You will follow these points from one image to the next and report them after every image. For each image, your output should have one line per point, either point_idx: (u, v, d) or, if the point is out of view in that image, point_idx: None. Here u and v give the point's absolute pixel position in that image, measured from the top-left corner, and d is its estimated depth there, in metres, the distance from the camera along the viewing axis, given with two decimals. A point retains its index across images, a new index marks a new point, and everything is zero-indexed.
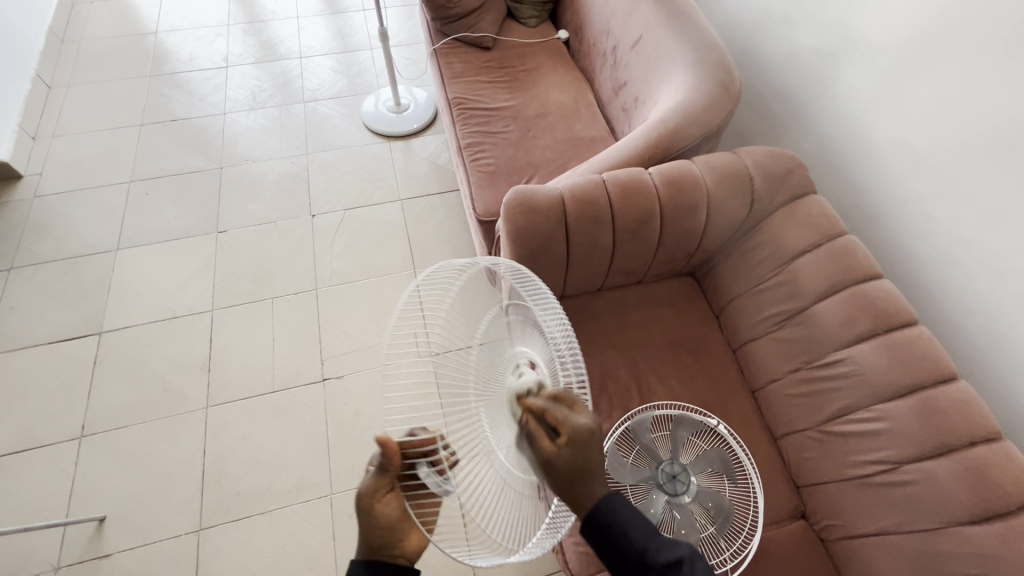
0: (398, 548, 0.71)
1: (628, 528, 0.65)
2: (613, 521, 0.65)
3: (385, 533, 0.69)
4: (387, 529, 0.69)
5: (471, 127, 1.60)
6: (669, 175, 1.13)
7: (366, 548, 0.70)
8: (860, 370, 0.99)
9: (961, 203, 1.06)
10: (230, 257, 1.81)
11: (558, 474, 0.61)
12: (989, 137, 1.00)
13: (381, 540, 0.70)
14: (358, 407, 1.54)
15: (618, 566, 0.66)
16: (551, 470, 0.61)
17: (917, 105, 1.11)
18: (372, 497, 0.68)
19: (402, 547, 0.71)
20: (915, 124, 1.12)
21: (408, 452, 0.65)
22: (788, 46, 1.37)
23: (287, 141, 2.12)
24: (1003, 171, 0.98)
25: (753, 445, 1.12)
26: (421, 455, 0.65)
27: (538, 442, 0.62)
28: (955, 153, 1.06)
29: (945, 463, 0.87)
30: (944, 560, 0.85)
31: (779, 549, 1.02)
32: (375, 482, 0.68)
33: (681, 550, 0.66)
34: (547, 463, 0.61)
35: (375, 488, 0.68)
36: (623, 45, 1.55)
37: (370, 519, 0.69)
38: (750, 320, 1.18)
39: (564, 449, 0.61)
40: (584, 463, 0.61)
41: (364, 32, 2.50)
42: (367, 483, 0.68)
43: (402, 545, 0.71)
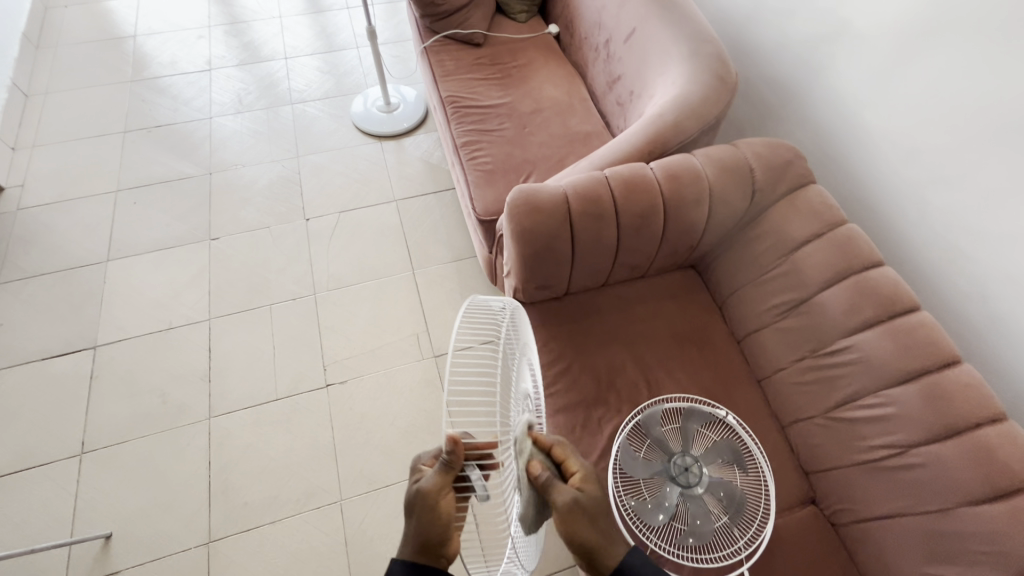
0: (444, 549, 0.70)
1: None
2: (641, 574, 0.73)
3: (441, 531, 0.69)
4: (445, 525, 0.69)
5: (466, 125, 1.59)
6: (670, 169, 1.13)
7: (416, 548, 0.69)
8: (866, 357, 1.01)
9: (957, 189, 1.07)
10: (224, 265, 1.78)
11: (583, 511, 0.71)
12: (984, 122, 1.01)
13: (434, 541, 0.69)
14: (363, 413, 1.52)
15: None
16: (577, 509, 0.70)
17: (912, 91, 1.12)
18: (438, 493, 0.69)
19: (447, 548, 0.71)
20: (909, 110, 1.13)
21: (469, 452, 0.70)
22: (780, 35, 1.38)
23: (276, 144, 2.09)
24: (997, 155, 1.00)
25: (762, 435, 1.13)
26: (475, 457, 0.71)
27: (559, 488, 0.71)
28: (950, 138, 1.07)
29: (952, 445, 0.89)
30: (956, 540, 0.87)
31: (791, 534, 1.04)
32: (442, 479, 0.69)
33: None
34: (575, 501, 0.70)
35: (441, 484, 0.69)
36: (616, 38, 1.54)
37: (431, 517, 0.68)
38: (754, 310, 1.19)
39: (580, 485, 0.74)
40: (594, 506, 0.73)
41: (348, 31, 2.46)
42: (433, 480, 0.69)
43: (449, 546, 0.71)
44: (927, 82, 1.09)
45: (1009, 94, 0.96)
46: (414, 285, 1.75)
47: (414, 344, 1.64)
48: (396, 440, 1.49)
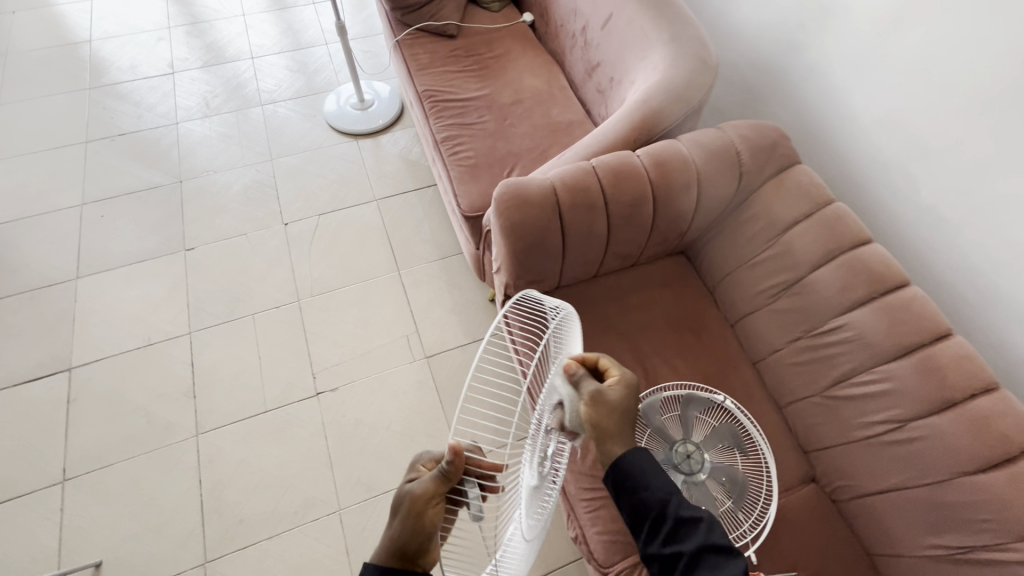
0: (421, 559, 0.68)
1: (650, 482, 0.71)
2: (637, 472, 0.71)
3: (422, 539, 0.68)
4: (427, 532, 0.68)
5: (445, 120, 1.56)
6: (658, 157, 1.12)
7: (393, 552, 0.67)
8: (860, 336, 1.01)
9: (942, 161, 1.08)
10: (202, 276, 1.72)
11: (607, 407, 0.69)
12: (966, 95, 1.02)
13: (411, 548, 0.67)
14: (357, 420, 1.49)
15: (635, 512, 0.72)
16: (602, 401, 0.69)
17: (892, 67, 1.12)
18: (427, 500, 0.68)
19: (423, 560, 0.69)
20: (891, 86, 1.14)
21: (470, 468, 0.72)
22: (757, 16, 1.37)
23: (248, 148, 2.02)
24: (982, 128, 1.00)
25: (760, 417, 1.14)
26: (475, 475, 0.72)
27: (586, 381, 0.70)
28: (934, 112, 1.07)
29: (949, 418, 0.90)
30: (959, 510, 0.88)
31: (794, 514, 1.05)
32: (434, 487, 0.69)
33: (701, 510, 0.70)
34: (600, 395, 0.69)
35: (432, 492, 0.69)
36: (593, 25, 1.52)
37: (415, 524, 0.67)
38: (747, 293, 1.18)
39: (612, 387, 0.71)
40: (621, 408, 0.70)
41: (316, 27, 2.39)
42: (426, 486, 0.69)
43: (427, 557, 0.69)
44: (907, 56, 1.09)
45: (991, 65, 0.97)
46: (401, 285, 1.72)
47: (405, 346, 1.61)
48: (393, 445, 1.46)
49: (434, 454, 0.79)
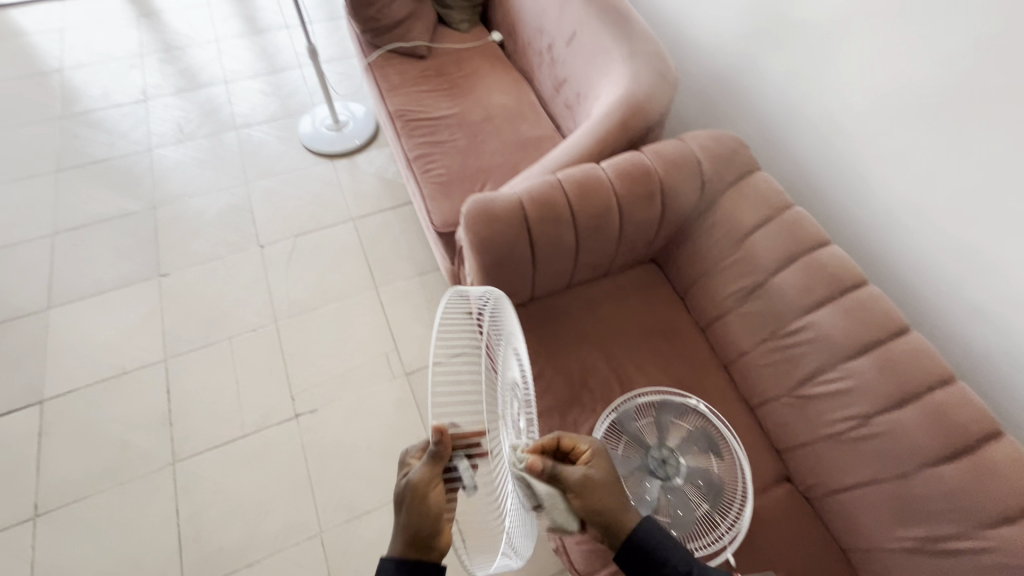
0: (436, 541, 0.70)
1: (665, 554, 0.75)
2: (653, 550, 0.75)
3: (434, 522, 0.69)
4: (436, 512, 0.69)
5: (417, 138, 1.58)
6: (622, 168, 1.15)
7: (408, 539, 0.69)
8: (822, 335, 1.04)
9: (889, 165, 1.12)
10: (177, 302, 1.71)
11: (598, 489, 0.72)
12: (905, 102, 1.06)
13: (424, 531, 0.69)
14: (337, 440, 1.48)
15: None
16: (591, 483, 0.72)
17: (835, 76, 1.17)
18: (427, 485, 0.68)
19: (438, 541, 0.70)
20: (836, 95, 1.18)
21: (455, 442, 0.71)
22: (712, 30, 1.42)
23: (223, 171, 2.02)
24: (921, 133, 1.05)
25: (733, 419, 1.16)
26: (462, 447, 0.72)
27: (569, 467, 0.72)
28: (876, 118, 1.12)
29: (909, 411, 0.93)
30: (925, 501, 0.90)
31: (769, 514, 1.06)
32: (429, 472, 0.69)
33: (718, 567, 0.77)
34: (589, 475, 0.72)
35: (429, 477, 0.69)
36: (558, 42, 1.56)
37: (422, 509, 0.68)
38: (714, 298, 1.21)
39: (589, 462, 0.74)
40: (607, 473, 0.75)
41: (290, 50, 2.42)
42: (422, 473, 0.68)
43: (441, 538, 0.70)
44: (847, 66, 1.14)
45: (924, 75, 1.02)
46: (379, 303, 1.72)
47: (385, 364, 1.61)
48: (373, 464, 1.45)
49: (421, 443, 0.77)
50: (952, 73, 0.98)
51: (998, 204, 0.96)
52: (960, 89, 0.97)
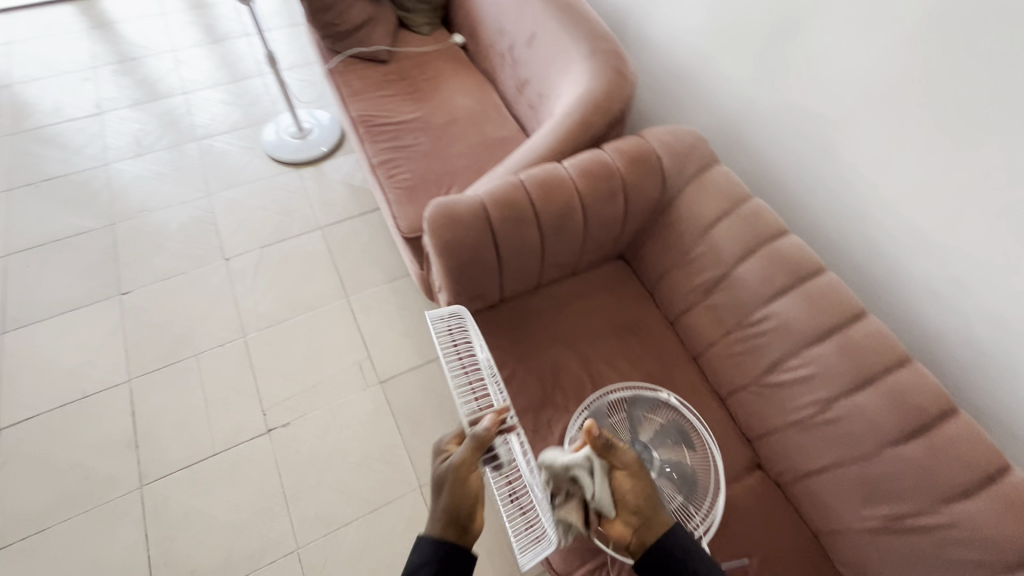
0: (471, 526, 0.74)
1: (696, 555, 0.77)
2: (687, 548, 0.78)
3: (469, 504, 0.73)
4: (472, 494, 0.74)
5: (381, 144, 1.56)
6: (583, 166, 1.15)
7: (445, 521, 0.72)
8: (784, 324, 1.06)
9: (843, 155, 1.15)
10: (140, 320, 1.65)
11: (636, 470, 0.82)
12: (857, 95, 1.08)
13: (461, 514, 0.73)
14: (311, 453, 1.46)
15: None
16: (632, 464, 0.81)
17: (789, 71, 1.19)
18: (467, 466, 0.75)
19: (472, 525, 0.74)
20: (790, 89, 1.20)
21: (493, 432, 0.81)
22: (668, 27, 1.44)
23: (184, 184, 1.97)
24: (875, 125, 1.07)
25: (704, 410, 1.17)
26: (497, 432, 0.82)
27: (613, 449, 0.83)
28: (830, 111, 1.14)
29: (869, 394, 0.95)
30: (886, 481, 0.93)
31: (742, 502, 1.08)
32: (470, 455, 0.75)
33: None
34: (630, 456, 0.82)
35: (470, 460, 0.75)
36: (519, 43, 1.56)
37: (462, 489, 0.73)
38: (680, 292, 1.22)
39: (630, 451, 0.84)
40: (637, 465, 0.82)
41: (250, 58, 2.37)
42: (462, 454, 0.74)
43: (475, 522, 0.74)
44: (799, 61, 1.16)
45: (875, 67, 1.03)
46: (350, 311, 1.70)
47: (358, 373, 1.58)
48: (349, 476, 1.43)
49: (455, 432, 0.83)
50: (901, 64, 0.99)
51: (949, 189, 0.99)
52: (908, 79, 0.99)
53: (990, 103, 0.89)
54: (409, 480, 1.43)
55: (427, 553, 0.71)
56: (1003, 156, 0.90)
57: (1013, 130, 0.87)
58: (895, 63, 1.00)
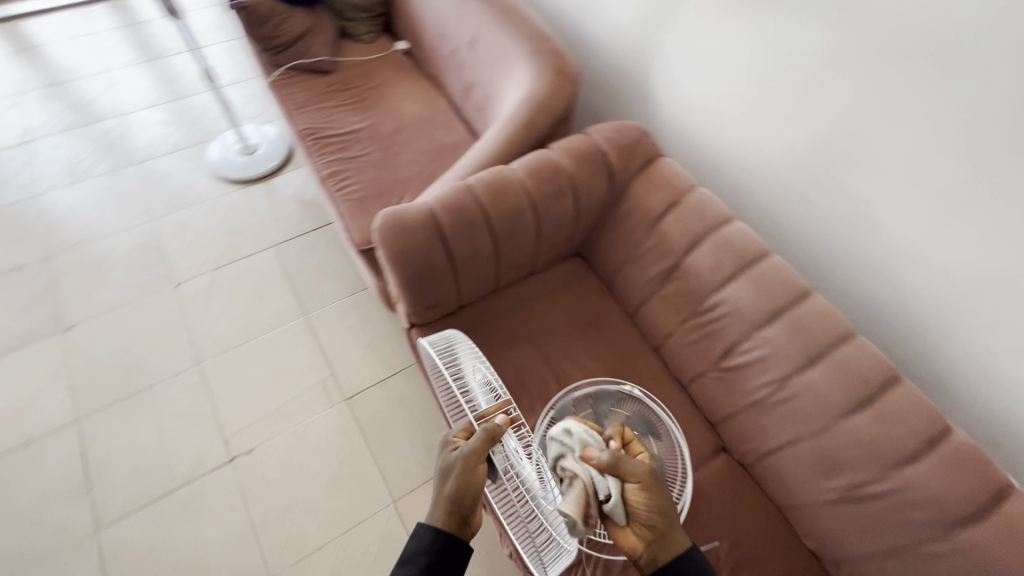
0: (470, 520, 0.76)
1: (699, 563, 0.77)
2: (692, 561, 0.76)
3: (472, 498, 0.75)
4: (473, 493, 0.75)
5: (328, 156, 1.53)
6: (531, 167, 1.15)
7: (448, 513, 0.75)
8: (736, 308, 1.08)
9: (797, 147, 1.14)
10: (85, 356, 1.57)
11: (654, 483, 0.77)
12: (818, 90, 1.05)
13: (465, 507, 0.75)
14: (278, 477, 1.41)
15: None
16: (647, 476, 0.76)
17: (745, 65, 1.16)
18: (475, 459, 0.75)
19: (472, 518, 0.77)
20: (747, 83, 1.18)
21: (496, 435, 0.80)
22: (606, 24, 1.45)
23: (125, 210, 1.89)
24: (832, 120, 1.05)
25: (668, 399, 1.19)
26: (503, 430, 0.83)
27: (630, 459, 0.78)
28: (788, 106, 1.12)
29: (818, 370, 0.98)
30: (841, 452, 0.96)
31: (710, 486, 1.10)
32: (480, 447, 0.75)
33: None
34: (647, 469, 0.76)
35: (480, 452, 0.75)
36: (461, 47, 1.56)
37: (468, 481, 0.74)
38: (636, 284, 1.24)
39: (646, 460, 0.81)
40: (653, 480, 0.77)
41: (189, 75, 2.30)
42: (473, 446, 0.75)
43: (474, 515, 0.77)
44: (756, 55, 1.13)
45: (829, 66, 1.01)
46: (310, 329, 1.66)
47: (322, 391, 1.55)
48: (319, 498, 1.39)
49: (463, 424, 0.82)
50: (859, 64, 0.97)
51: (890, 171, 1.00)
52: (870, 79, 0.96)
53: (906, 79, 0.91)
54: (382, 495, 1.40)
55: (426, 541, 0.74)
56: (954, 155, 0.90)
57: (928, 106, 0.90)
58: (855, 62, 0.97)
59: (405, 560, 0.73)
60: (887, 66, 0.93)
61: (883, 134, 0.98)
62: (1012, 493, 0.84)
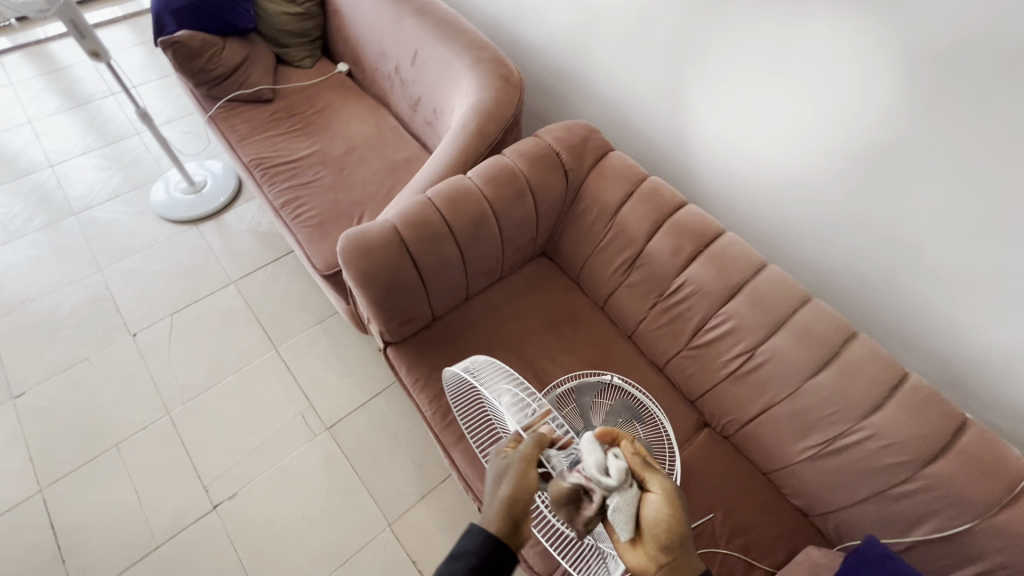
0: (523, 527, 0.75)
1: None
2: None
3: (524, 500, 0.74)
4: (523, 497, 0.74)
5: (281, 185, 1.50)
6: (487, 174, 1.17)
7: (502, 516, 0.73)
8: (700, 287, 1.12)
9: (804, 149, 1.10)
10: (41, 421, 1.49)
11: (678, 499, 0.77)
12: (836, 97, 0.99)
13: (519, 510, 0.74)
14: (266, 518, 1.37)
15: None
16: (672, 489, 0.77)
17: (757, 68, 1.08)
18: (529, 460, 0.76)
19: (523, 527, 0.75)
20: (766, 90, 1.09)
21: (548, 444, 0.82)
22: (542, 29, 1.49)
23: (68, 263, 1.80)
24: (845, 128, 1.01)
25: (647, 384, 1.23)
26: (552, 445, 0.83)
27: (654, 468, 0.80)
28: (771, 94, 1.09)
29: (782, 336, 1.04)
30: (813, 410, 1.01)
31: (697, 461, 1.13)
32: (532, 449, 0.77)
33: None
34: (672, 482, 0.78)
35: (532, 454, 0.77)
36: (403, 63, 1.57)
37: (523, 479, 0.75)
38: (603, 276, 1.27)
39: None
40: (676, 499, 0.76)
41: (122, 117, 2.22)
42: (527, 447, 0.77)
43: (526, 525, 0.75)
44: (780, 61, 1.04)
45: (817, 57, 0.98)
46: (282, 362, 1.61)
47: (302, 424, 1.51)
48: (312, 534, 1.35)
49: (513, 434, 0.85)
50: (852, 55, 0.94)
51: (831, 141, 1.05)
52: (918, 105, 0.90)
53: (837, 53, 0.95)
54: (377, 520, 1.38)
55: (477, 542, 0.71)
56: (908, 136, 0.93)
57: (859, 77, 0.95)
58: (905, 85, 0.90)
59: (454, 557, 0.70)
60: (818, 41, 0.97)
61: (866, 124, 0.98)
62: (969, 426, 0.91)
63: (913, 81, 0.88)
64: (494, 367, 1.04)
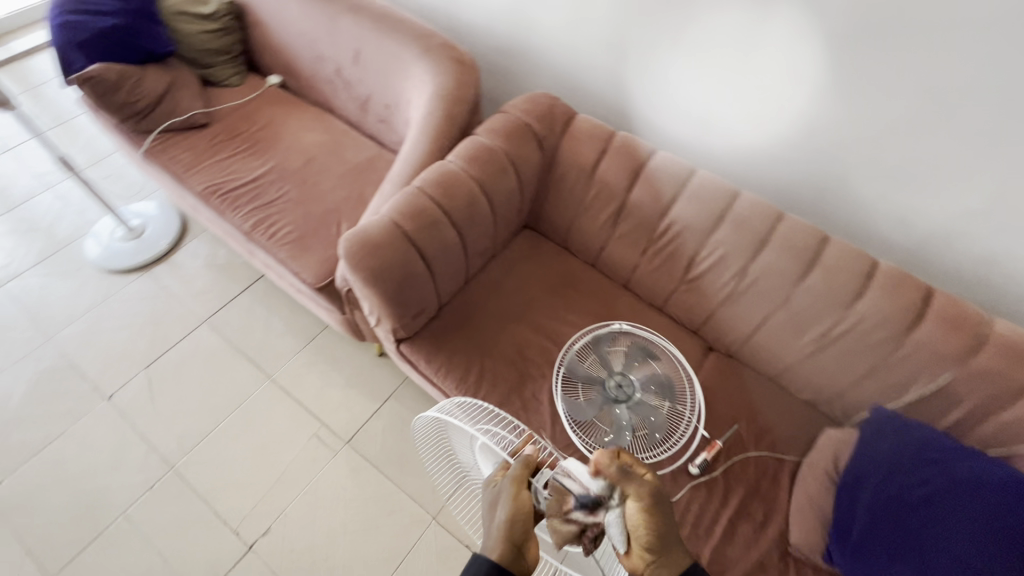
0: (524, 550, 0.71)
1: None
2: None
3: (521, 523, 0.71)
4: (520, 518, 0.71)
5: (244, 209, 1.44)
6: (469, 155, 1.19)
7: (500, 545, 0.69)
8: (686, 225, 1.21)
9: (748, 88, 1.21)
10: (28, 510, 1.36)
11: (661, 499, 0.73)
12: (774, 28, 1.09)
13: (517, 534, 0.70)
14: (308, 543, 1.34)
15: None
16: (654, 493, 0.72)
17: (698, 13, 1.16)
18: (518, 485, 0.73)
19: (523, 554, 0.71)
20: (711, 35, 1.17)
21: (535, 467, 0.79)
22: (479, 9, 1.51)
23: (7, 340, 1.63)
24: (787, 56, 1.11)
25: (652, 324, 1.31)
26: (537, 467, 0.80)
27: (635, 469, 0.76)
28: (714, 36, 1.17)
29: (768, 252, 1.15)
30: (806, 311, 1.13)
31: (713, 382, 1.23)
32: (520, 473, 0.74)
33: None
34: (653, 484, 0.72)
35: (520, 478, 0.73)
36: (344, 64, 1.54)
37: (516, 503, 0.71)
38: (592, 234, 1.34)
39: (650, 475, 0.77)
40: (658, 500, 0.72)
41: (25, 174, 2.01)
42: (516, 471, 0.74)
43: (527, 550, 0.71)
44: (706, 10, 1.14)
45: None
46: (281, 390, 1.56)
47: (319, 444, 1.48)
48: (358, 546, 1.34)
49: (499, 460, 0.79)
50: None
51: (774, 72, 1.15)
52: (849, 24, 1.01)
53: None
54: (422, 515, 1.39)
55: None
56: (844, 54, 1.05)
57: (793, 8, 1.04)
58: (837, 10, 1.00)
59: None
60: None
61: (805, 50, 1.08)
62: (935, 293, 1.06)
63: (824, 12, 1.01)
64: (465, 409, 0.92)
